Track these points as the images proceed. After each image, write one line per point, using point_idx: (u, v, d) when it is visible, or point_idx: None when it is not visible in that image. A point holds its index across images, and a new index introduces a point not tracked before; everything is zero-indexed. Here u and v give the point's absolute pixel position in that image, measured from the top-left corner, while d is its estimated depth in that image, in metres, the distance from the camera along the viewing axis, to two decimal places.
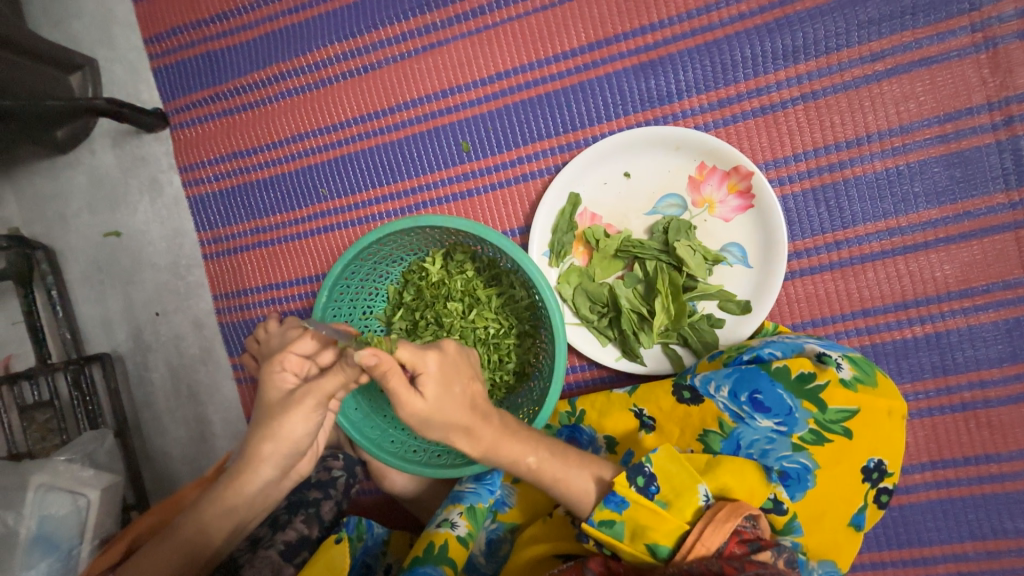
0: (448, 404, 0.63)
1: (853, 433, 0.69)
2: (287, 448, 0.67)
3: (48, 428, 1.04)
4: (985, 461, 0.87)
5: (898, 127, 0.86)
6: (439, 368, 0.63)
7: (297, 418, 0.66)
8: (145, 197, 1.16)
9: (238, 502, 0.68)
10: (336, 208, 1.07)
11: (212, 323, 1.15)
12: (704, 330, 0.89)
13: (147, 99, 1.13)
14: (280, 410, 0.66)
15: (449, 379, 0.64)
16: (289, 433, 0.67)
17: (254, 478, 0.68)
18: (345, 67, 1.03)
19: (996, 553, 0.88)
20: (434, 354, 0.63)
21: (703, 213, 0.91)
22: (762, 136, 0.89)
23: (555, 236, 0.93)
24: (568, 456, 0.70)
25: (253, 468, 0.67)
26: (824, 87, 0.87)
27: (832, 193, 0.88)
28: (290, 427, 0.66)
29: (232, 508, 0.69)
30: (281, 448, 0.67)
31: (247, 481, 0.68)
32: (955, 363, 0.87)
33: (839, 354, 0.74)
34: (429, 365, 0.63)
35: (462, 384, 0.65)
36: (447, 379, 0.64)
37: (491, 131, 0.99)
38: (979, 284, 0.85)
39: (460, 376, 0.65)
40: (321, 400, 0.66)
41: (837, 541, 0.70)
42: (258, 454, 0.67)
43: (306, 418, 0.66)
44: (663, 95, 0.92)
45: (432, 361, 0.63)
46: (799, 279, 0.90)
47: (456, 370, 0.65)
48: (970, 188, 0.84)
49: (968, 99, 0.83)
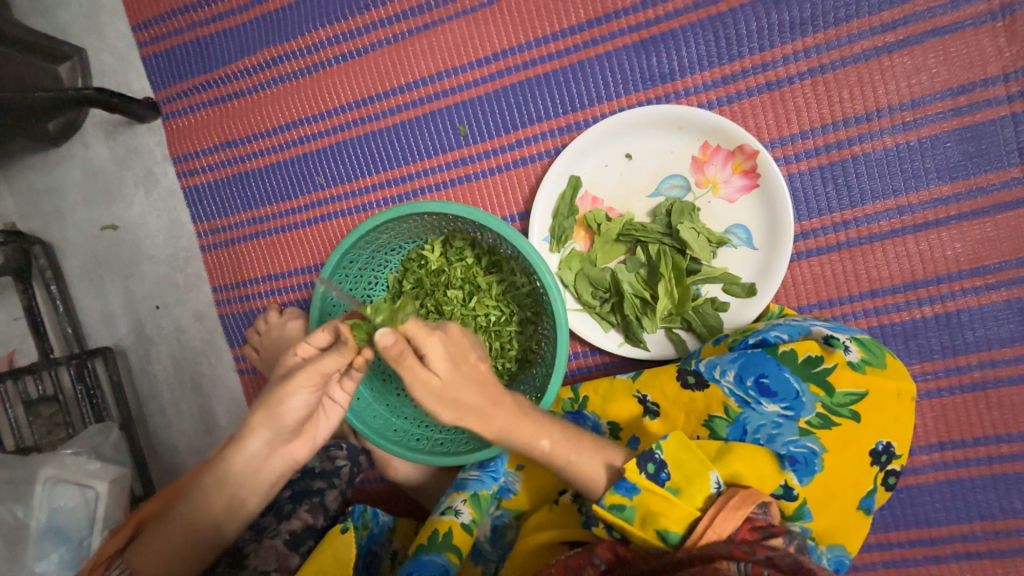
0: (456, 380, 0.63)
1: (862, 416, 0.68)
2: (277, 423, 0.67)
3: (53, 422, 1.04)
4: (995, 441, 0.86)
5: (909, 101, 0.83)
6: (446, 348, 0.63)
7: (290, 392, 0.65)
8: (140, 190, 1.14)
9: (228, 474, 0.68)
10: (333, 196, 1.05)
11: (212, 315, 1.14)
12: (708, 313, 0.87)
13: (138, 89, 1.11)
14: (278, 384, 0.66)
15: (458, 356, 0.64)
16: (280, 407, 0.66)
17: (244, 447, 0.68)
18: (338, 50, 1.01)
19: (1004, 533, 0.88)
20: (440, 335, 0.63)
21: (707, 194, 0.89)
22: (769, 114, 0.87)
23: (556, 222, 0.92)
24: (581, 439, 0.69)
25: (243, 437, 0.68)
26: (832, 60, 0.84)
27: (841, 171, 0.86)
28: (283, 403, 0.66)
29: (223, 478, 0.68)
30: (271, 421, 0.67)
31: (237, 449, 0.68)
32: (965, 343, 0.85)
33: (847, 336, 0.72)
34: (434, 342, 0.62)
35: (470, 362, 0.65)
36: (455, 357, 0.64)
37: (488, 114, 0.97)
38: (991, 262, 0.83)
39: (467, 353, 0.65)
40: (315, 378, 0.65)
41: (845, 524, 0.69)
42: (250, 423, 0.68)
43: (295, 393, 0.65)
44: (665, 72, 0.89)
45: (437, 342, 0.62)
46: (806, 260, 0.88)
47: (462, 347, 0.65)
48: (984, 163, 0.82)
49: (983, 70, 0.80)
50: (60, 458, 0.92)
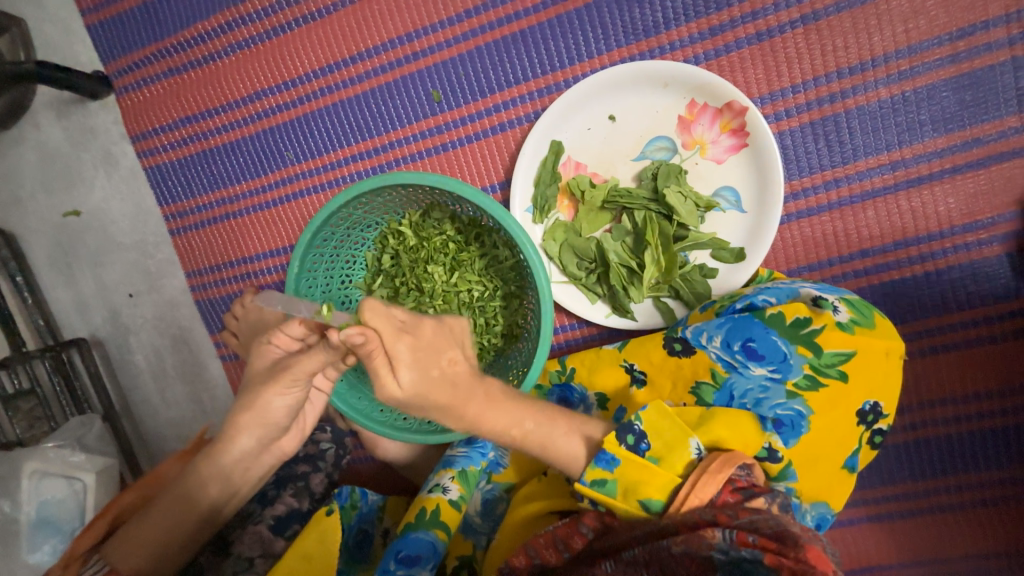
0: (424, 385, 0.59)
1: (849, 377, 0.67)
2: (265, 421, 0.66)
3: (34, 416, 1.00)
4: (984, 397, 0.86)
5: (906, 48, 0.78)
6: (413, 353, 0.59)
7: (276, 390, 0.64)
8: (100, 172, 1.08)
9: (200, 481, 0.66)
10: (304, 172, 1.00)
11: (188, 302, 1.10)
12: (696, 281, 0.85)
13: (86, 62, 1.03)
14: (263, 380, 0.65)
15: (427, 361, 0.60)
16: (268, 405, 0.65)
17: (233, 447, 0.67)
18: (297, 12, 0.94)
19: (992, 488, 0.88)
20: (408, 340, 0.58)
21: (695, 155, 0.85)
22: (758, 67, 0.82)
23: (538, 190, 0.88)
24: (558, 428, 0.66)
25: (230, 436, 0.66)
26: (826, 6, 0.79)
27: (833, 126, 0.82)
28: (270, 400, 0.65)
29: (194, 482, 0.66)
30: (258, 419, 0.66)
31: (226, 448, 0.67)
32: (956, 301, 0.84)
33: (835, 296, 0.71)
34: (402, 348, 0.58)
35: (441, 365, 0.60)
36: (424, 360, 0.60)
37: (461, 77, 0.91)
38: (985, 216, 0.81)
39: (440, 355, 0.61)
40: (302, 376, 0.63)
41: (831, 483, 0.69)
42: (235, 422, 0.66)
43: (283, 392, 0.65)
44: (650, 25, 0.84)
45: (404, 347, 0.58)
46: (796, 222, 0.86)
47: (434, 348, 0.61)
48: (982, 113, 0.78)
49: (984, 11, 0.76)
50: (44, 451, 0.90)
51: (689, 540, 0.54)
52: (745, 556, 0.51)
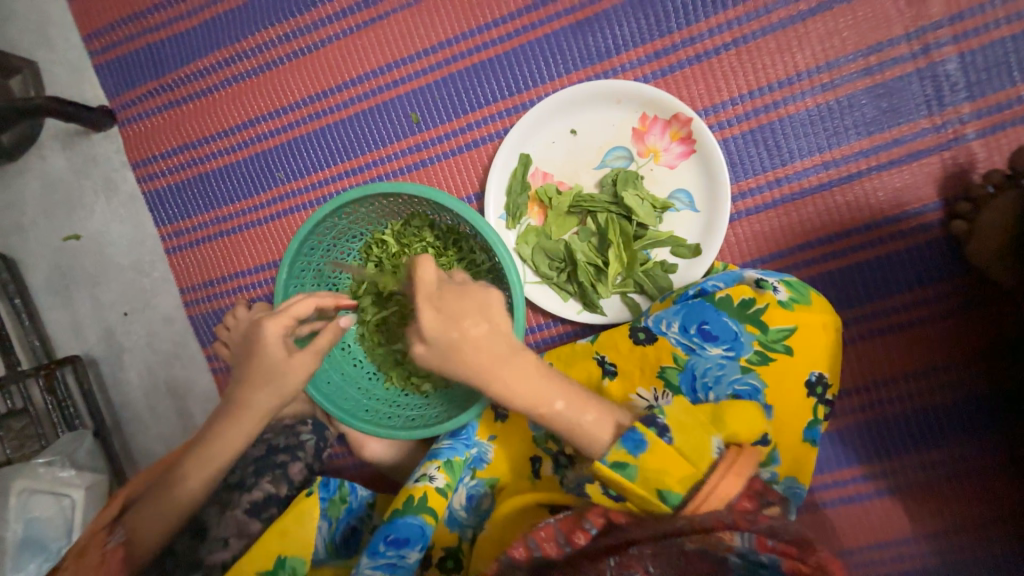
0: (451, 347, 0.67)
1: (795, 350, 0.74)
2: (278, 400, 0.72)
3: (25, 435, 1.03)
4: (932, 375, 0.92)
5: (825, 64, 0.89)
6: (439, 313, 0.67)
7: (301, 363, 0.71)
8: (101, 198, 1.15)
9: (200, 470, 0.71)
10: (293, 190, 1.07)
11: (182, 317, 1.15)
12: (659, 276, 0.92)
13: (91, 97, 1.11)
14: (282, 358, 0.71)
15: (449, 323, 0.67)
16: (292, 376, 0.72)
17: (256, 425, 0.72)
18: (288, 49, 1.04)
19: (950, 463, 0.93)
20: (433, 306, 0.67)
21: (649, 162, 0.94)
22: (700, 83, 0.92)
23: (509, 198, 0.95)
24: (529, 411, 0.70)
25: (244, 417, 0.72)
26: (753, 30, 0.90)
27: (769, 132, 0.91)
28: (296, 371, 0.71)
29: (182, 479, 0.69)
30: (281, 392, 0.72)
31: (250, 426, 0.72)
32: (895, 285, 0.91)
33: (775, 279, 0.77)
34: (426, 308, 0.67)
35: (461, 329, 0.67)
36: (445, 324, 0.67)
37: (437, 100, 1.00)
38: (911, 207, 0.90)
39: (460, 320, 0.67)
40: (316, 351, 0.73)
41: (795, 458, 0.74)
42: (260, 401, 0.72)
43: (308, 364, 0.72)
44: (602, 51, 0.94)
45: (430, 311, 0.67)
46: (745, 219, 0.94)
47: (455, 314, 0.67)
48: (897, 117, 0.88)
49: (888, 31, 0.87)
50: (33, 468, 0.91)
51: (705, 540, 0.51)
52: (765, 562, 0.50)
